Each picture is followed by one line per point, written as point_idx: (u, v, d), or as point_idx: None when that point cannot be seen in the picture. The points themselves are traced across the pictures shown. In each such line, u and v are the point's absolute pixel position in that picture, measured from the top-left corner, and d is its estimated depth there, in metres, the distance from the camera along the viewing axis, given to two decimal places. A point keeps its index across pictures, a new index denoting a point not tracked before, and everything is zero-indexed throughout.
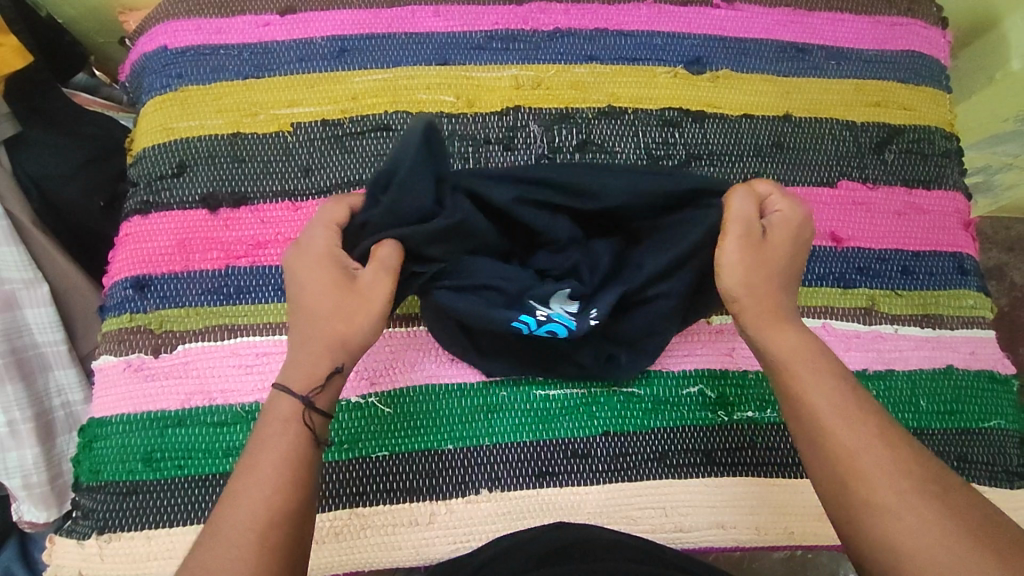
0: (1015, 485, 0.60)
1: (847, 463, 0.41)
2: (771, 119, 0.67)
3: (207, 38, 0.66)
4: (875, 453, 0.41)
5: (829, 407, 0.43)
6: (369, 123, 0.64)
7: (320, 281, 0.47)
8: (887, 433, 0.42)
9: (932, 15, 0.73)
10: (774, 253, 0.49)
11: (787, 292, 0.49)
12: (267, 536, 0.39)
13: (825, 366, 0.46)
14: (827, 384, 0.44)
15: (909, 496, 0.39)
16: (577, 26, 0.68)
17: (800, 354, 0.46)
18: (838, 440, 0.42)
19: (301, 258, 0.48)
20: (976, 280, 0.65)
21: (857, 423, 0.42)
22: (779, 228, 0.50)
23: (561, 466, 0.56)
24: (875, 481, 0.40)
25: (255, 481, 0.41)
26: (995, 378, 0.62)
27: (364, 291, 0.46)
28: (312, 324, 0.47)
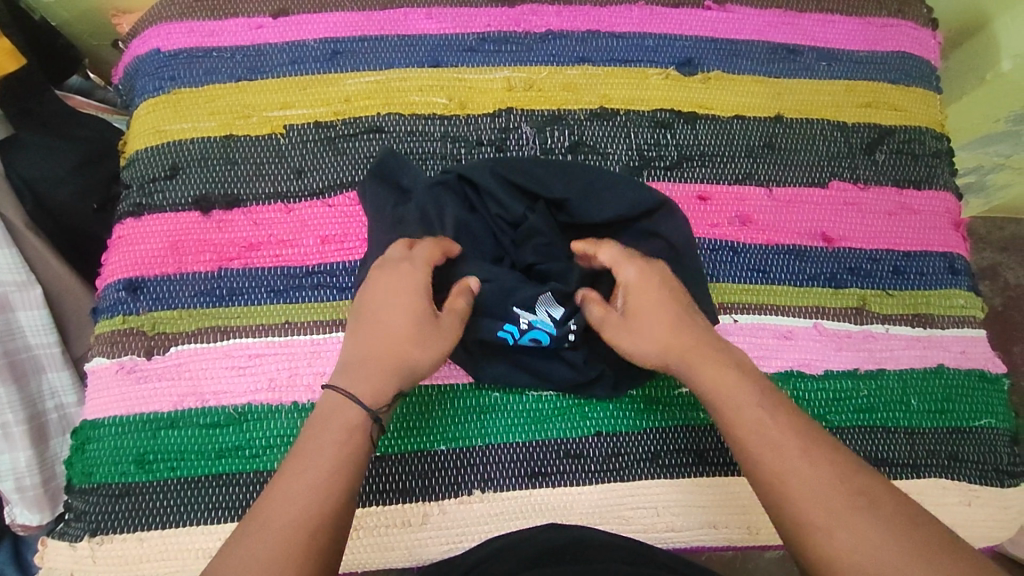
0: (1005, 483, 0.60)
1: (785, 490, 0.42)
2: (763, 120, 0.67)
3: (200, 40, 0.66)
4: (808, 478, 0.42)
5: (761, 433, 0.44)
6: (361, 125, 0.64)
7: (407, 305, 0.48)
8: (820, 453, 0.43)
9: (922, 16, 0.73)
10: (649, 315, 0.50)
11: (689, 328, 0.50)
12: (310, 536, 0.40)
13: (754, 388, 0.47)
14: (757, 408, 0.45)
15: (845, 519, 0.41)
16: (569, 28, 0.68)
17: (725, 381, 0.47)
18: (771, 468, 0.43)
19: (395, 274, 0.49)
20: (967, 280, 0.65)
21: (790, 448, 0.43)
22: (636, 288, 0.50)
23: (553, 467, 0.56)
24: (812, 508, 0.41)
25: (299, 482, 0.42)
26: (985, 377, 0.63)
27: (442, 333, 0.48)
28: (382, 341, 0.47)
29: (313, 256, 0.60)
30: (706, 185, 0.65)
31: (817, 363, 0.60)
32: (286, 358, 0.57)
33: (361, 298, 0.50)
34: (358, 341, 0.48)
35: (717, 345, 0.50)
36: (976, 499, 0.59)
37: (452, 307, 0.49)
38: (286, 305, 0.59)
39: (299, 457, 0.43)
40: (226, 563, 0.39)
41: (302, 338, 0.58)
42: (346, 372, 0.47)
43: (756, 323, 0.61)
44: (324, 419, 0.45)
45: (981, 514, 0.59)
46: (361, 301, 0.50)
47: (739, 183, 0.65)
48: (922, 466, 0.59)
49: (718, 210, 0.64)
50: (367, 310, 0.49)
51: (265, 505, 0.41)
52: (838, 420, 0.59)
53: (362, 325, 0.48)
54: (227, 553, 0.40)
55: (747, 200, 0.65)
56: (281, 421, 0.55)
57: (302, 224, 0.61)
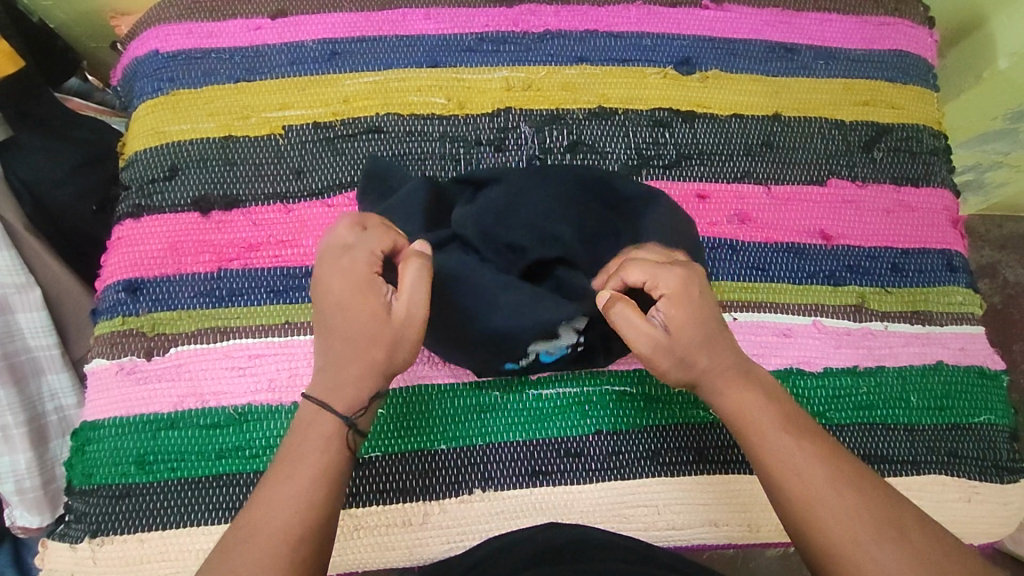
0: (1005, 479, 0.60)
1: (813, 518, 0.43)
2: (761, 119, 0.67)
3: (198, 42, 0.66)
4: (836, 507, 0.43)
5: (789, 461, 0.45)
6: (361, 125, 0.64)
7: (356, 305, 0.45)
8: (844, 480, 0.44)
9: (919, 15, 0.74)
10: (690, 334, 0.47)
11: (721, 350, 0.48)
12: (295, 543, 0.41)
13: (777, 416, 0.47)
14: (781, 436, 0.46)
15: (872, 546, 0.42)
16: (567, 28, 0.68)
17: (750, 408, 0.47)
18: (797, 497, 0.44)
19: (337, 274, 0.46)
20: (965, 277, 0.66)
21: (816, 476, 0.44)
22: (677, 303, 0.47)
23: (554, 465, 0.56)
24: (838, 533, 0.42)
25: (285, 489, 0.43)
26: (985, 374, 0.63)
27: (401, 325, 0.45)
28: (346, 346, 0.46)
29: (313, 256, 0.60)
30: (705, 183, 0.65)
31: (817, 361, 0.60)
32: (287, 358, 0.57)
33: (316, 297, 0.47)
34: (324, 347, 0.47)
35: (742, 365, 0.49)
36: (976, 496, 0.59)
37: (407, 292, 0.45)
38: (286, 305, 0.59)
39: (282, 464, 0.44)
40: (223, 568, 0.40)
41: (301, 338, 0.58)
42: (318, 382, 0.47)
43: (754, 321, 0.61)
44: (305, 424, 0.46)
45: (981, 510, 0.59)
46: (315, 301, 0.47)
47: (738, 182, 0.65)
48: (922, 464, 0.59)
49: (717, 208, 0.64)
50: (323, 312, 0.47)
51: (251, 513, 0.42)
52: (838, 417, 0.59)
53: (325, 330, 0.47)
54: (217, 562, 0.41)
55: (746, 198, 0.65)
56: (281, 421, 0.55)
57: (301, 225, 0.61)
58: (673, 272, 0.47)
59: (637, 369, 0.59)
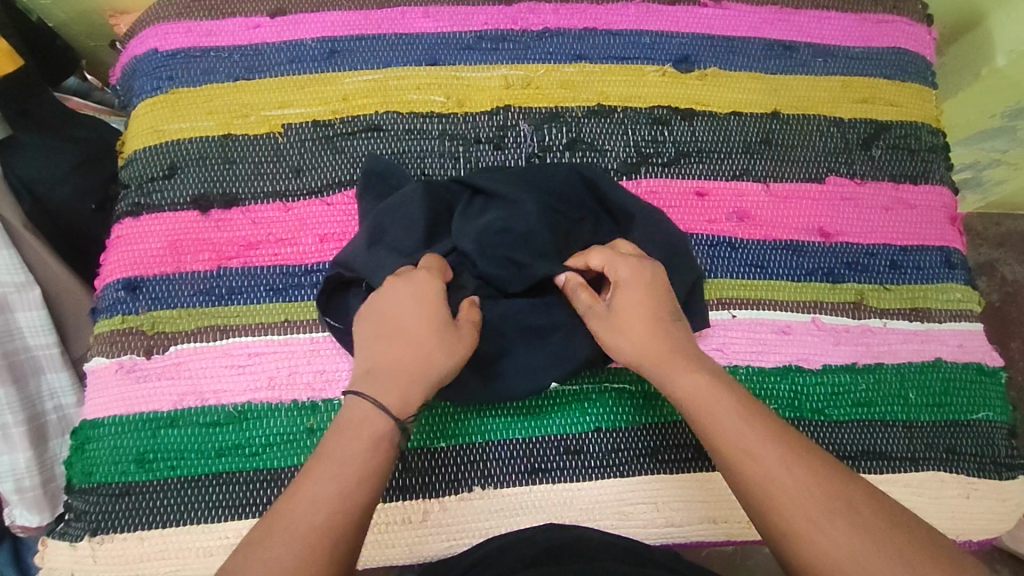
0: (1004, 476, 0.60)
1: (766, 499, 0.42)
2: (759, 116, 0.67)
3: (197, 40, 0.66)
4: (789, 486, 0.42)
5: (737, 442, 0.44)
6: (360, 124, 0.64)
7: (429, 313, 0.48)
8: (796, 458, 0.43)
9: (917, 13, 0.74)
10: (634, 312, 0.50)
11: (668, 334, 0.50)
12: (330, 543, 0.40)
13: (724, 398, 0.46)
14: (731, 417, 0.45)
15: (827, 524, 0.40)
16: (566, 26, 0.68)
17: (698, 390, 0.47)
18: (757, 481, 0.43)
19: (413, 284, 0.49)
20: (964, 274, 0.66)
21: (767, 456, 0.43)
22: (627, 288, 0.51)
23: (553, 463, 0.56)
24: (797, 517, 0.41)
25: (326, 487, 0.42)
26: (983, 371, 0.63)
27: (464, 345, 0.49)
28: (411, 349, 0.47)
29: (312, 255, 0.60)
30: (704, 181, 0.65)
31: (816, 358, 0.61)
32: (286, 356, 0.57)
33: (374, 309, 0.49)
34: (377, 351, 0.47)
35: (691, 352, 0.50)
36: (975, 492, 0.59)
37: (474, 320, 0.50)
38: (285, 303, 0.59)
39: (321, 461, 0.43)
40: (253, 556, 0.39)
41: (301, 337, 0.58)
42: (372, 379, 0.46)
43: (753, 318, 0.61)
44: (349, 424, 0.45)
45: (980, 507, 0.59)
46: (373, 311, 0.49)
47: (737, 180, 0.65)
48: (921, 460, 0.59)
49: (715, 206, 0.64)
50: (386, 321, 0.48)
51: (289, 508, 0.41)
52: (837, 415, 0.59)
53: (381, 337, 0.48)
54: (250, 557, 0.39)
55: (745, 195, 0.65)
56: (281, 419, 0.56)
57: (301, 223, 0.61)
58: (628, 264, 0.52)
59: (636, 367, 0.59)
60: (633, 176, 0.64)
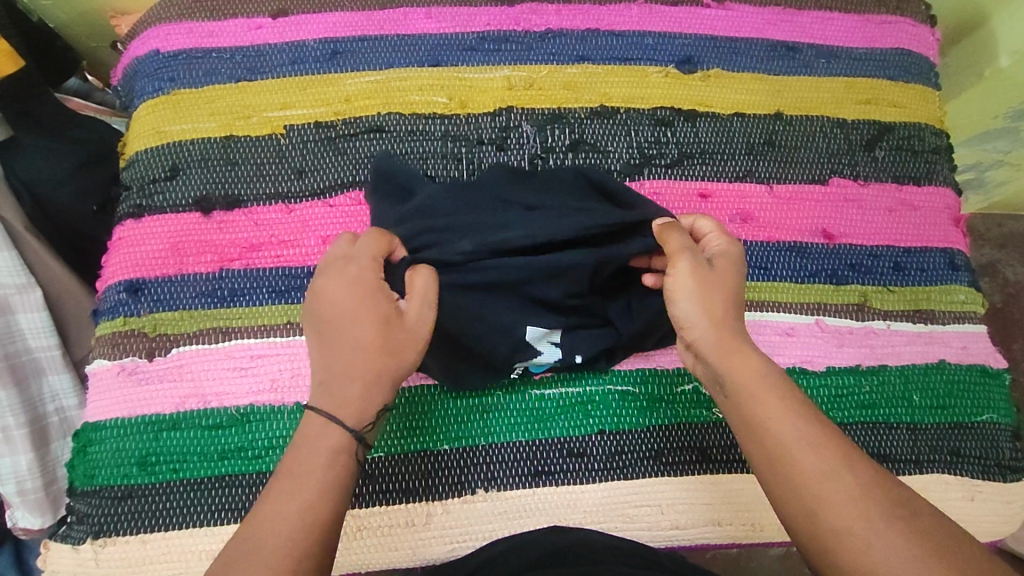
0: (1008, 478, 0.60)
1: (820, 496, 0.41)
2: (762, 118, 0.67)
3: (199, 41, 0.66)
4: (846, 486, 0.41)
5: (795, 436, 0.43)
6: (362, 125, 0.64)
7: (365, 302, 0.46)
8: (854, 459, 0.42)
9: (921, 13, 0.73)
10: (723, 284, 0.49)
11: (737, 322, 0.49)
12: (292, 557, 0.39)
13: (783, 393, 0.45)
14: (789, 411, 0.44)
15: (882, 526, 0.39)
16: (568, 27, 0.68)
17: (758, 378, 0.46)
18: (805, 472, 0.42)
19: (342, 278, 0.47)
20: (967, 275, 0.66)
21: (827, 453, 0.42)
22: (721, 260, 0.51)
23: (557, 465, 0.56)
24: (844, 512, 0.40)
25: (288, 504, 0.41)
26: (987, 373, 0.63)
27: (412, 323, 0.47)
28: (353, 346, 0.45)
29: (315, 256, 0.60)
30: (707, 182, 0.65)
31: (820, 360, 0.60)
32: (289, 359, 0.57)
33: (315, 311, 0.47)
34: (324, 355, 0.46)
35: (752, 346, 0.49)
36: (979, 494, 0.59)
37: (418, 290, 0.47)
38: (287, 305, 0.59)
39: (283, 478, 0.42)
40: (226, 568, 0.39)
41: (303, 338, 0.58)
42: (322, 388, 0.45)
43: (757, 320, 0.61)
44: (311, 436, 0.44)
45: (984, 509, 0.59)
46: (315, 315, 0.47)
47: (740, 181, 0.65)
48: (925, 462, 0.59)
49: (719, 207, 0.64)
50: (325, 322, 0.46)
51: (256, 525, 0.40)
52: (841, 416, 0.59)
53: (325, 339, 0.46)
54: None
55: (748, 197, 0.65)
56: (284, 421, 0.55)
57: (303, 225, 0.61)
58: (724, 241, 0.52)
59: (639, 369, 0.59)
60: (636, 177, 0.64)
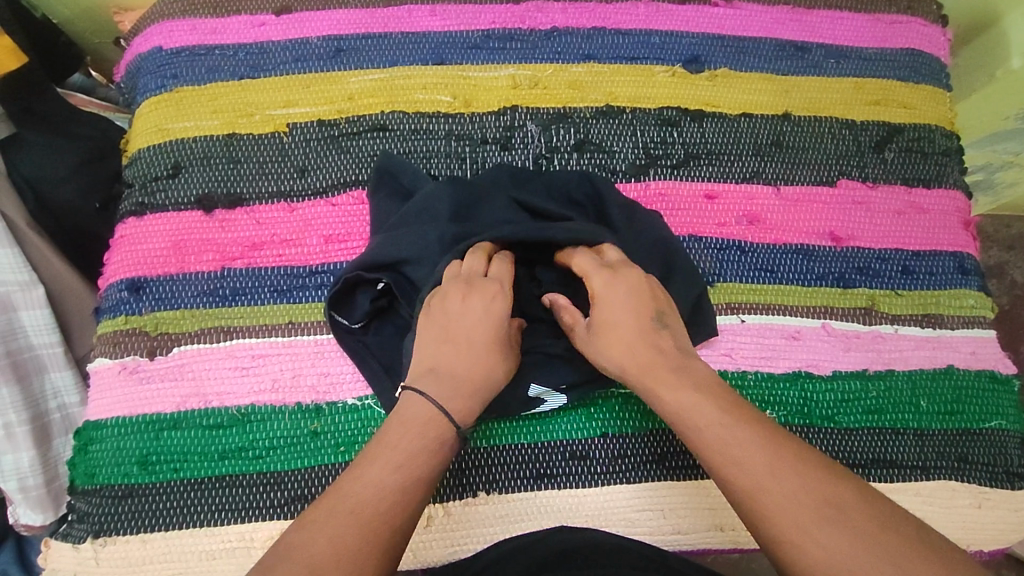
0: (1016, 485, 0.59)
1: (754, 508, 0.40)
2: (770, 118, 0.66)
3: (201, 38, 0.66)
4: (776, 491, 0.40)
5: (722, 446, 0.42)
6: (365, 123, 0.63)
7: (494, 323, 0.49)
8: (782, 459, 0.41)
9: (932, 13, 0.72)
10: (614, 329, 0.49)
11: (656, 340, 0.48)
12: (376, 538, 0.39)
13: (707, 402, 0.45)
14: (718, 423, 0.43)
15: (816, 530, 0.38)
16: (574, 25, 0.67)
17: (688, 395, 0.45)
18: (743, 486, 0.41)
19: (484, 296, 0.49)
20: (977, 279, 0.65)
21: (754, 459, 0.41)
22: (599, 305, 0.50)
23: (559, 468, 0.56)
24: (783, 520, 0.39)
25: (380, 483, 0.41)
26: (995, 379, 0.62)
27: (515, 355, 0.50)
28: (479, 358, 0.47)
29: (317, 256, 0.60)
30: (713, 183, 0.64)
31: (826, 364, 0.60)
32: (291, 359, 0.57)
33: (442, 310, 0.49)
34: (438, 356, 0.47)
35: (677, 355, 0.48)
36: (986, 502, 0.58)
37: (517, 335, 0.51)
38: (289, 305, 0.58)
39: (381, 456, 0.42)
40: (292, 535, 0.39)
41: (305, 338, 0.57)
42: (435, 383, 0.46)
43: (763, 324, 0.60)
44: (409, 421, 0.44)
45: (992, 517, 0.58)
46: (434, 312, 0.49)
47: (748, 182, 0.64)
48: (931, 468, 0.58)
49: (726, 209, 0.63)
50: (453, 325, 0.48)
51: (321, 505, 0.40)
52: (847, 421, 0.58)
53: (446, 341, 0.48)
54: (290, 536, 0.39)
55: (756, 199, 0.64)
56: (285, 422, 0.55)
57: (305, 224, 0.60)
58: (600, 276, 0.50)
59: None
60: (642, 178, 0.64)
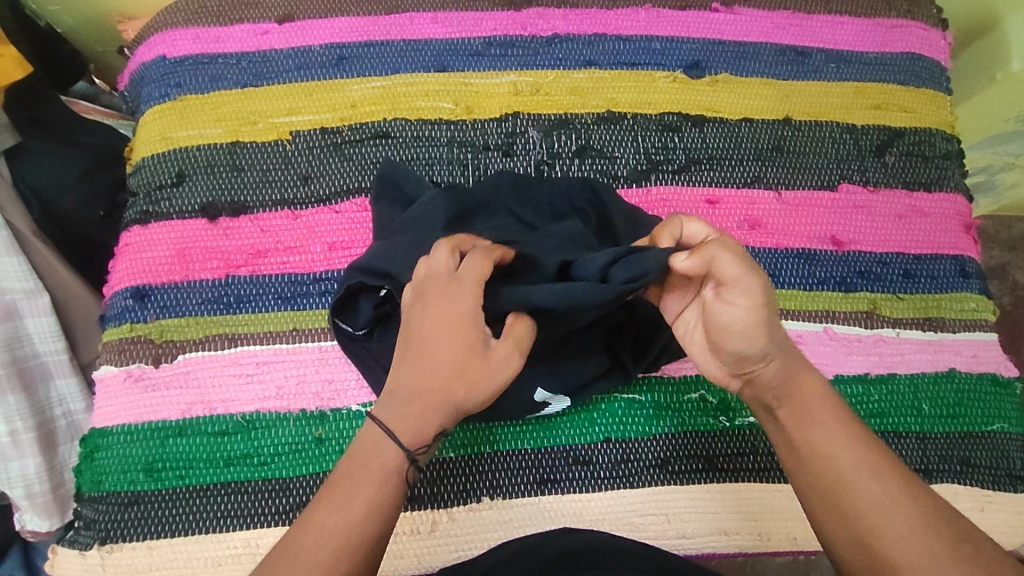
0: (1019, 489, 0.59)
1: (872, 524, 0.41)
2: (771, 123, 0.67)
3: (205, 47, 0.66)
4: (901, 514, 0.41)
5: (853, 461, 0.43)
6: (368, 130, 0.64)
7: (458, 336, 0.43)
8: (906, 485, 0.42)
9: (932, 17, 0.73)
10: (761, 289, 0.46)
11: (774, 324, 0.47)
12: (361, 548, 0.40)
13: (842, 417, 0.45)
14: (849, 436, 0.44)
15: (937, 559, 0.39)
16: (575, 32, 0.68)
17: (821, 403, 0.46)
18: (864, 500, 0.42)
19: (441, 300, 0.43)
20: (979, 282, 0.65)
21: (882, 480, 0.42)
22: None
23: (562, 473, 0.56)
24: (901, 543, 0.40)
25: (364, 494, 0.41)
26: (997, 382, 0.62)
27: (498, 371, 0.44)
28: (439, 375, 0.43)
29: (321, 262, 0.60)
30: (714, 188, 0.64)
31: (828, 368, 0.60)
32: (295, 365, 0.57)
33: (405, 323, 0.45)
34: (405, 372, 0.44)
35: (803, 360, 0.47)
36: (989, 505, 0.58)
37: (517, 335, 0.45)
38: (293, 312, 0.58)
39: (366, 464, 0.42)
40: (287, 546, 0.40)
41: (309, 345, 0.58)
42: (396, 403, 0.43)
43: None
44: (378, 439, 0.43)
45: (995, 520, 0.58)
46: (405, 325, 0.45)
47: (749, 187, 0.65)
48: (934, 471, 0.58)
49: (727, 214, 0.64)
50: (413, 337, 0.44)
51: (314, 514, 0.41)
52: None
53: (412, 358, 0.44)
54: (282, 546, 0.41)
55: (757, 203, 0.64)
56: (290, 429, 0.55)
57: (309, 231, 0.61)
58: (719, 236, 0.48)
59: (646, 377, 0.58)
60: (644, 184, 0.64)
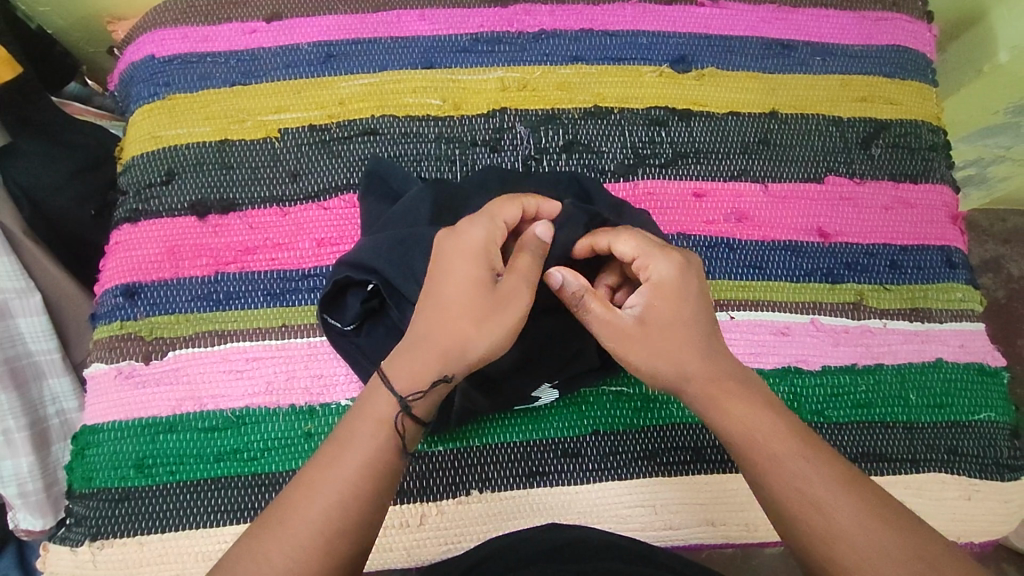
0: (1006, 477, 0.60)
1: (829, 553, 0.41)
2: (758, 116, 0.67)
3: (194, 46, 0.66)
4: (859, 541, 0.41)
5: (805, 490, 0.43)
6: (357, 127, 0.64)
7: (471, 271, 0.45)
8: (864, 509, 0.42)
9: (916, 10, 0.73)
10: (674, 331, 0.47)
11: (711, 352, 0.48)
12: (345, 517, 0.41)
13: (789, 441, 0.45)
14: (795, 463, 0.44)
15: None
16: (562, 27, 0.68)
17: (759, 424, 0.46)
18: (819, 527, 0.42)
19: (457, 238, 0.46)
20: (965, 273, 0.65)
21: (836, 506, 0.42)
22: (656, 304, 0.47)
23: (550, 466, 0.56)
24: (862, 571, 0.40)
25: (353, 461, 0.42)
26: (984, 371, 0.62)
27: (509, 300, 0.45)
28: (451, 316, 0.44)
29: (310, 259, 0.60)
30: (701, 182, 0.65)
31: (815, 360, 0.60)
32: (284, 361, 0.57)
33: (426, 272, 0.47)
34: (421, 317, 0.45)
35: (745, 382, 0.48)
36: (976, 494, 0.59)
37: (520, 268, 0.45)
38: (282, 308, 0.59)
39: (361, 427, 0.43)
40: (274, 516, 0.41)
41: (298, 341, 0.58)
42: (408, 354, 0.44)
43: (752, 320, 0.60)
44: (365, 407, 0.44)
45: (982, 508, 0.58)
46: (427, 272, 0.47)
47: (735, 180, 0.65)
48: (920, 460, 0.58)
49: (714, 207, 0.64)
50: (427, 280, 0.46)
51: (305, 486, 0.42)
52: (837, 415, 0.59)
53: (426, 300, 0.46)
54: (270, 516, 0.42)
55: (744, 196, 0.64)
56: (279, 423, 0.56)
57: (298, 227, 0.61)
58: (664, 262, 0.48)
59: None
60: (631, 178, 0.64)
